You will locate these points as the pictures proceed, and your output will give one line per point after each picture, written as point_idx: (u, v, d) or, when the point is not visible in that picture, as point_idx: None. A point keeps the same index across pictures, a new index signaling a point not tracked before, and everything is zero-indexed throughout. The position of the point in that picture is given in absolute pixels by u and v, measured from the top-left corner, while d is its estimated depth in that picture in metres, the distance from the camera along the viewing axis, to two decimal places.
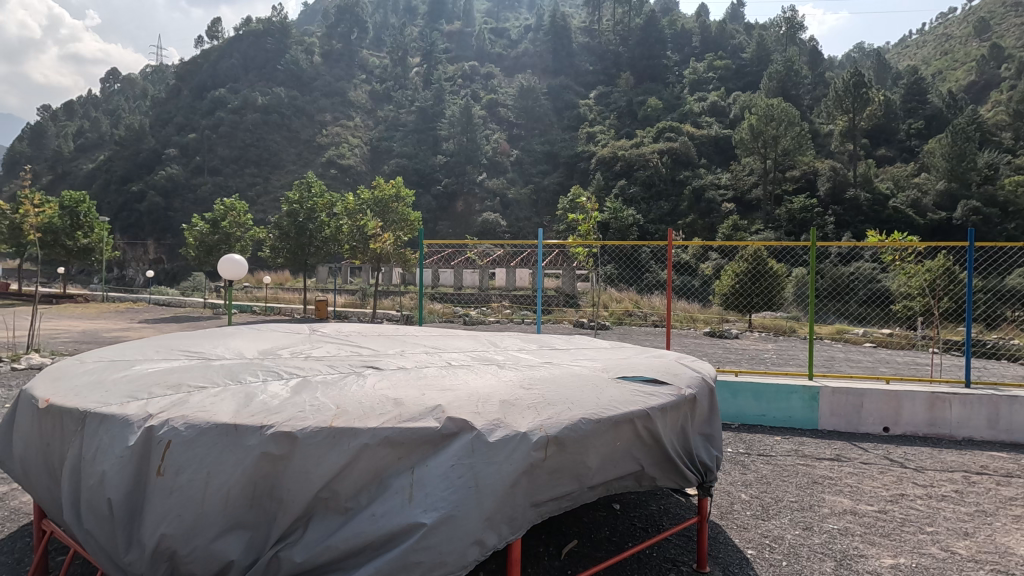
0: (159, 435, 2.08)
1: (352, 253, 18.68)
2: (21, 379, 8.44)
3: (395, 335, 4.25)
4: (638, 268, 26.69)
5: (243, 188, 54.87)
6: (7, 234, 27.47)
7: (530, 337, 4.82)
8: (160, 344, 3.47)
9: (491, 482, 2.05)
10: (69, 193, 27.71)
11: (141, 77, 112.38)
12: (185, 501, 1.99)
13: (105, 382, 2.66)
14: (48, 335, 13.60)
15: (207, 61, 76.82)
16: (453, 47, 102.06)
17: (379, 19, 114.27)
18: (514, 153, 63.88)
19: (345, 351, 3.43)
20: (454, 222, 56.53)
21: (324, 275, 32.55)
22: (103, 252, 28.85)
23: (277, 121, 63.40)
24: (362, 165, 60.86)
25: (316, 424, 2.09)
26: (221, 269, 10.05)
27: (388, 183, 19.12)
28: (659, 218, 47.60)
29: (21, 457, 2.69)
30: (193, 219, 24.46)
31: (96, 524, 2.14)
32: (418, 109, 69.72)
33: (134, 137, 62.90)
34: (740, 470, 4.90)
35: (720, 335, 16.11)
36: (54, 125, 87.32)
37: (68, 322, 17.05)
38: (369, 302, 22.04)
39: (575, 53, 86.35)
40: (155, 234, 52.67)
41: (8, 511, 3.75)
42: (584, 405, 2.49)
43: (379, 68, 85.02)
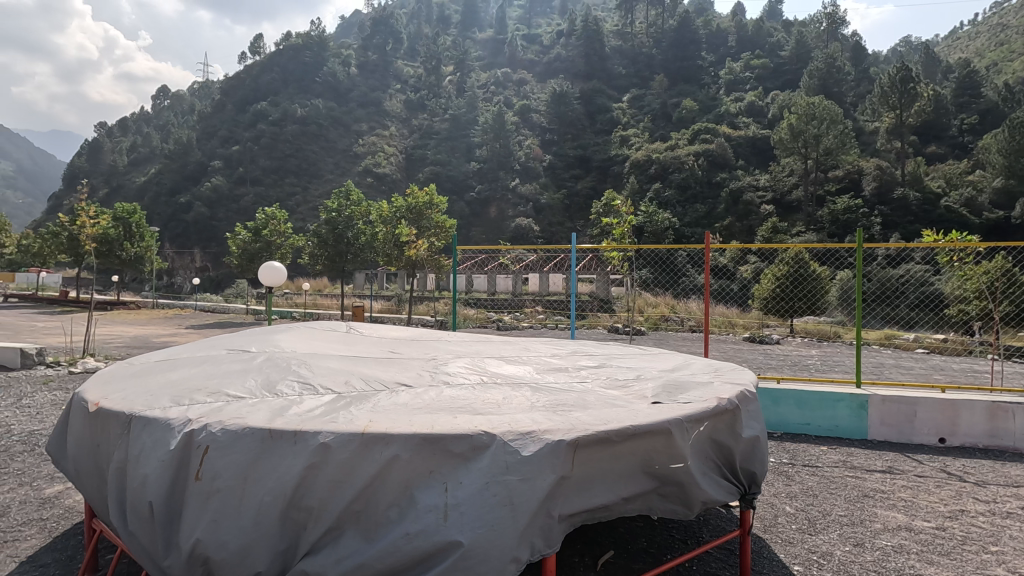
0: (199, 438, 2.10)
1: (387, 260, 19.20)
2: (79, 381, 8.86)
3: (428, 338, 4.29)
4: (675, 273, 26.47)
5: (283, 198, 56.92)
6: (67, 244, 29.09)
7: (565, 342, 4.75)
8: (203, 347, 3.56)
9: (525, 498, 2.00)
10: (122, 205, 29.24)
11: (188, 93, 117.54)
12: (222, 506, 2.02)
13: (151, 385, 2.73)
14: (103, 341, 14.23)
15: (250, 76, 79.99)
16: (485, 55, 103.18)
17: (412, 28, 115.90)
18: (548, 158, 63.78)
19: (385, 355, 3.50)
20: (487, 227, 56.89)
21: (361, 281, 33.26)
22: (152, 261, 30.01)
23: (315, 132, 65.50)
24: (397, 173, 62.16)
25: (349, 433, 2.07)
26: (262, 276, 10.29)
27: (421, 190, 18.93)
28: (695, 221, 46.84)
29: (73, 457, 2.79)
30: (237, 228, 25.35)
31: (137, 527, 2.17)
32: (452, 117, 70.63)
33: (182, 151, 66.04)
34: (784, 481, 4.71)
35: (761, 340, 15.67)
36: (110, 141, 92.30)
37: (121, 328, 17.84)
38: (405, 308, 22.50)
39: (608, 56, 86.02)
40: (201, 243, 54.86)
41: (62, 509, 3.90)
42: (616, 414, 2.38)
43: (413, 77, 86.22)
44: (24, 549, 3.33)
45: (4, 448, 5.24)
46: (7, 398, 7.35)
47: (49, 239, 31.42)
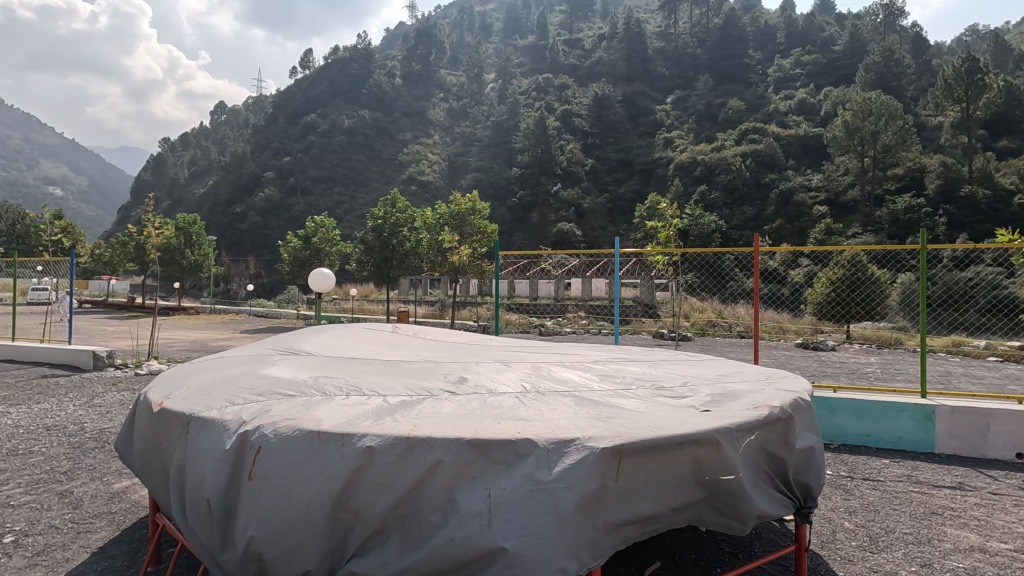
0: (252, 439, 2.18)
1: (432, 266, 19.67)
2: (144, 383, 9.38)
3: (469, 341, 4.31)
4: (722, 277, 25.89)
5: (332, 207, 59.13)
6: (134, 253, 30.97)
7: (608, 348, 4.68)
8: (257, 348, 3.70)
9: (570, 505, 1.97)
10: (184, 215, 30.85)
11: (244, 107, 123.16)
12: (272, 504, 2.08)
13: (211, 385, 2.85)
14: (166, 344, 15.04)
15: (301, 90, 83.26)
16: (527, 61, 103.79)
17: (455, 37, 117.49)
18: (590, 161, 63.62)
19: (431, 358, 3.57)
20: (529, 232, 57.13)
21: (406, 287, 33.90)
22: (210, 268, 31.42)
23: (362, 143, 67.83)
24: (441, 181, 63.31)
25: (393, 438, 2.09)
26: (311, 282, 10.65)
27: (464, 197, 19.08)
28: (743, 223, 45.50)
29: (138, 454, 2.93)
30: (289, 236, 26.27)
31: (197, 522, 2.27)
32: (494, 124, 71.35)
33: (238, 163, 69.35)
34: (843, 495, 4.47)
35: (815, 347, 15.03)
36: (174, 155, 98.05)
37: (183, 332, 18.80)
38: (448, 313, 22.79)
39: (651, 58, 84.98)
40: (255, 251, 57.53)
41: (129, 504, 4.12)
42: (662, 424, 2.30)
43: (456, 86, 87.45)
44: (95, 541, 3.53)
45: (78, 444, 5.60)
46: (82, 398, 7.88)
47: (118, 248, 33.51)
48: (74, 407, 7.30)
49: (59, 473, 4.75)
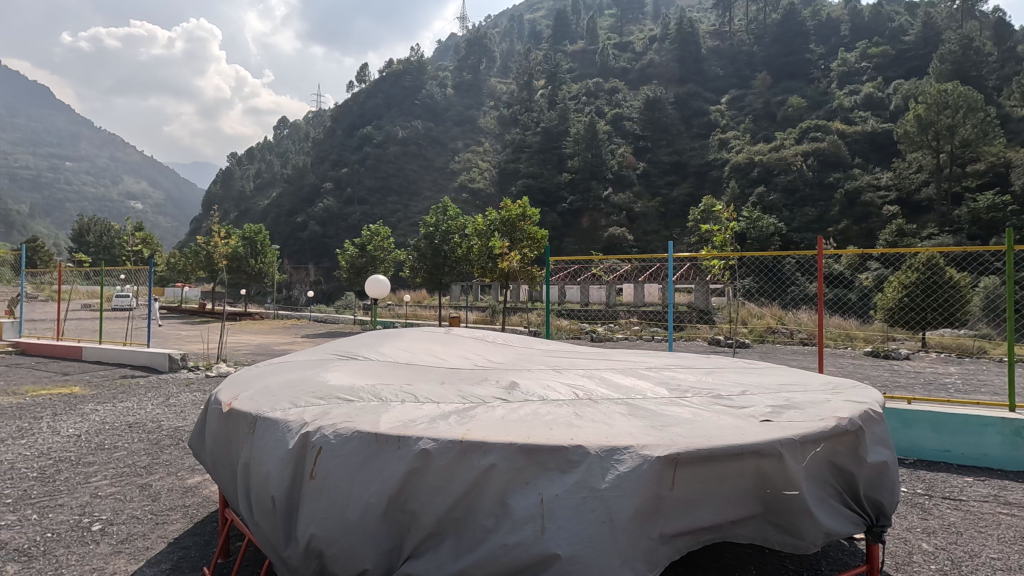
0: (313, 441, 2.26)
1: (482, 273, 19.62)
2: (215, 384, 9.99)
3: (522, 345, 4.37)
4: (782, 281, 24.86)
5: (386, 215, 61.14)
6: (205, 262, 32.97)
7: (662, 355, 4.56)
8: (317, 351, 3.83)
9: (623, 514, 1.93)
10: (249, 226, 32.41)
11: (304, 121, 129.11)
12: (334, 501, 2.15)
13: (276, 387, 2.99)
14: (234, 348, 15.93)
15: (357, 103, 86.42)
16: (577, 66, 103.73)
17: (505, 46, 118.83)
18: (641, 165, 63.11)
19: (488, 362, 3.62)
20: (580, 238, 57.01)
21: (457, 292, 34.51)
22: (273, 276, 32.80)
23: (415, 152, 70.13)
24: (491, 188, 64.04)
25: (449, 442, 2.12)
26: (368, 289, 10.99)
27: (514, 203, 18.91)
28: (805, 226, 43.61)
29: (210, 451, 3.10)
30: (345, 244, 27.15)
31: (262, 518, 2.37)
32: (544, 129, 71.43)
33: (300, 175, 72.81)
34: (920, 514, 4.18)
35: (887, 355, 14.18)
36: (241, 169, 103.95)
37: (249, 336, 19.85)
38: (498, 319, 22.98)
39: (704, 57, 83.15)
40: (315, 259, 60.29)
41: (202, 498, 4.36)
42: (717, 433, 2.22)
43: (505, 93, 88.36)
44: (172, 531, 3.77)
45: (156, 441, 6.00)
46: (159, 397, 8.42)
47: (191, 257, 35.75)
48: (152, 406, 7.83)
49: (140, 467, 5.11)
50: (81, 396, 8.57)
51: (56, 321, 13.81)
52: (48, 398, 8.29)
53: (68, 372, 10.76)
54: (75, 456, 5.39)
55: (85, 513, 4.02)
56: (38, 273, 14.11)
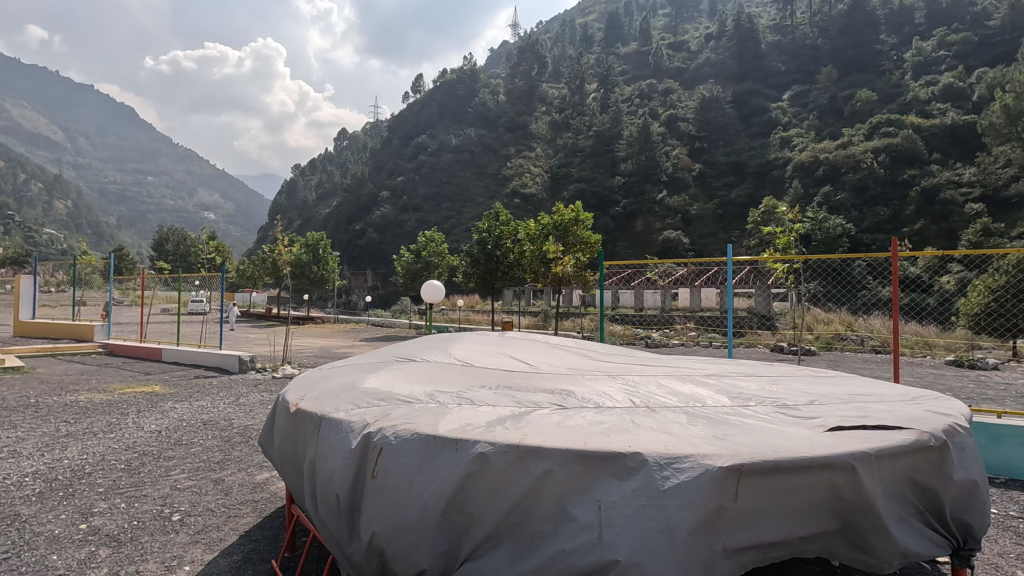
0: (374, 442, 2.32)
1: (535, 277, 19.52)
2: (281, 384, 10.49)
3: (578, 348, 4.34)
4: (852, 285, 23.58)
5: (440, 222, 62.57)
6: (272, 269, 34.80)
7: (724, 362, 4.40)
8: (377, 355, 3.93)
9: (683, 524, 1.88)
10: (312, 234, 33.87)
11: (363, 133, 133.92)
12: (392, 503, 2.20)
13: (340, 388, 3.11)
14: (298, 351, 16.69)
15: (412, 112, 88.86)
16: (629, 68, 102.57)
17: (556, 52, 118.94)
18: (697, 166, 61.60)
19: (545, 366, 3.62)
20: (633, 242, 56.32)
21: (510, 298, 34.83)
22: (333, 281, 34.03)
23: (468, 159, 71.34)
24: (543, 193, 64.19)
25: (506, 446, 2.13)
26: (424, 293, 11.25)
27: (566, 208, 18.86)
28: (876, 226, 41.26)
29: (278, 449, 3.24)
30: (402, 250, 27.92)
31: (328, 515, 2.46)
32: (596, 133, 70.89)
33: (358, 184, 75.68)
34: (1015, 539, 3.83)
35: (970, 365, 13.23)
36: (304, 179, 109.19)
37: (311, 340, 20.73)
38: (551, 324, 22.95)
39: (764, 53, 80.30)
40: (372, 265, 62.50)
41: (269, 494, 4.58)
42: (780, 443, 2.13)
43: (557, 98, 88.44)
44: (243, 525, 3.96)
45: (228, 438, 6.34)
46: (231, 397, 8.91)
47: (258, 264, 37.76)
48: (225, 405, 8.32)
49: (214, 462, 5.43)
50: (162, 394, 9.22)
51: (139, 325, 14.73)
52: (134, 396, 8.97)
53: (150, 372, 11.52)
54: (157, 450, 5.79)
55: (167, 504, 4.31)
56: (123, 280, 15.13)
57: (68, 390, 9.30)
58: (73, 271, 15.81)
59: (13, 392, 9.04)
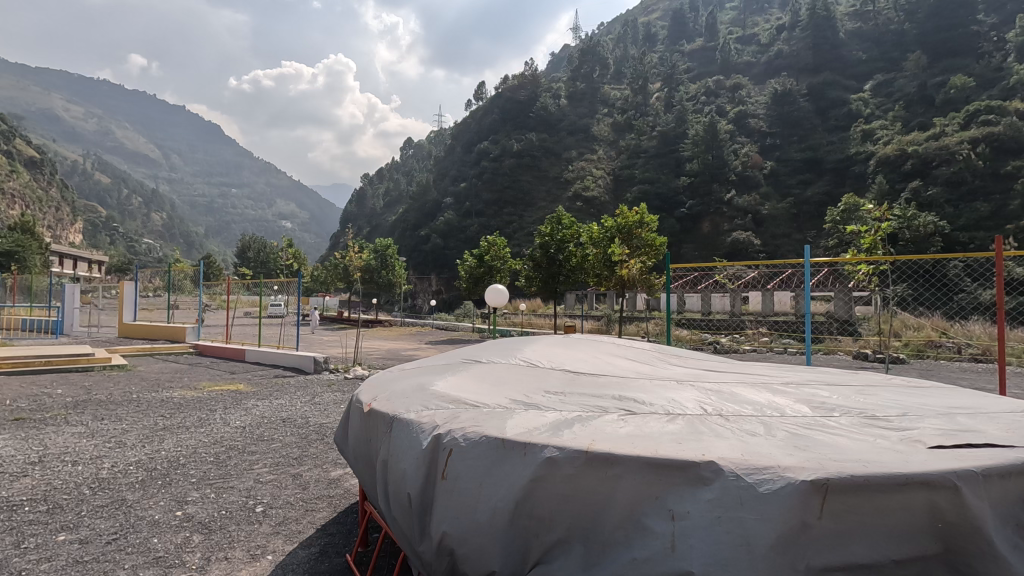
0: (444, 443, 2.37)
1: (598, 280, 19.24)
2: (352, 385, 10.93)
3: (646, 351, 4.25)
4: (947, 288, 21.74)
5: (503, 227, 63.50)
6: (343, 274, 36.45)
7: (804, 371, 4.13)
8: (444, 356, 4.01)
9: (764, 539, 1.79)
10: (380, 240, 35.15)
11: (428, 142, 137.69)
12: (461, 505, 2.24)
13: (409, 389, 3.19)
14: (367, 353, 17.39)
15: (475, 120, 90.33)
16: (694, 65, 99.69)
17: (618, 52, 117.29)
18: (769, 164, 58.99)
19: (613, 368, 3.58)
20: (700, 244, 54.73)
21: (572, 302, 34.76)
22: (400, 285, 35.12)
23: (529, 164, 71.79)
24: (606, 195, 63.56)
25: (574, 451, 2.11)
26: (488, 298, 11.40)
27: (631, 210, 18.49)
28: (974, 223, 37.90)
29: (352, 446, 3.37)
30: (465, 255, 28.43)
31: (400, 513, 2.53)
32: (660, 133, 69.42)
33: (423, 191, 77.99)
34: None
35: None
36: (373, 188, 113.65)
37: (379, 342, 21.47)
38: (615, 328, 22.63)
39: (843, 42, 75.73)
40: (437, 270, 64.33)
41: (343, 490, 4.77)
42: (864, 457, 1.98)
43: (620, 99, 87.37)
44: (319, 518, 4.16)
45: (305, 435, 6.67)
46: (307, 396, 9.37)
47: (330, 270, 39.62)
48: (303, 403, 8.79)
49: (293, 458, 5.73)
50: (246, 392, 9.85)
51: (225, 327, 15.75)
52: (221, 394, 9.64)
53: (235, 372, 12.30)
54: (242, 444, 6.19)
55: (251, 496, 4.58)
56: (211, 285, 16.17)
57: (166, 387, 10.12)
58: (168, 278, 17.04)
59: (119, 387, 9.93)
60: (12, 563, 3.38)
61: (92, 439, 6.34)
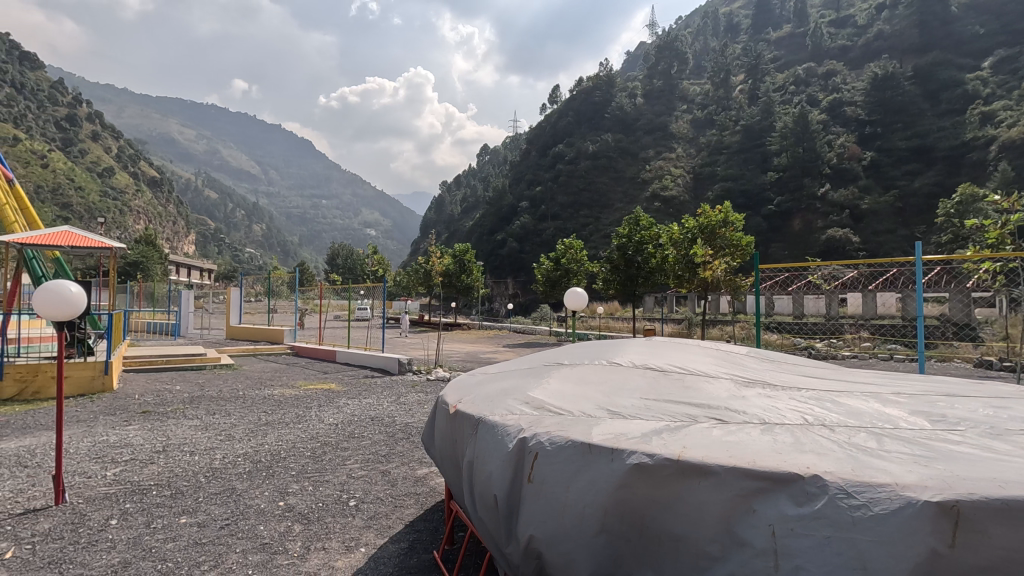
0: (530, 446, 2.39)
1: (679, 283, 18.57)
2: (435, 386, 11.27)
3: (736, 354, 4.03)
4: None
5: (579, 229, 63.28)
6: (424, 278, 37.69)
7: (920, 381, 3.75)
8: (526, 359, 4.01)
9: (881, 570, 1.63)
10: (459, 245, 36.07)
11: (503, 147, 139.24)
12: (549, 508, 2.23)
13: (494, 392, 3.23)
14: (449, 355, 17.95)
15: (550, 123, 90.31)
16: (782, 54, 94.14)
17: (698, 47, 113.17)
18: (868, 155, 54.53)
19: (702, 367, 3.44)
20: (790, 242, 51.66)
21: (651, 304, 33.95)
22: (478, 288, 35.85)
23: (606, 165, 70.78)
24: (685, 194, 61.48)
25: (664, 457, 2.04)
26: (567, 301, 11.34)
27: (714, 209, 17.76)
28: None
29: (439, 445, 3.47)
30: (542, 258, 28.51)
31: (487, 514, 2.57)
32: (744, 128, 66.14)
33: (499, 197, 79.13)
34: None
35: None
36: (451, 195, 116.50)
37: (459, 345, 22.15)
38: (696, 332, 21.86)
39: (956, 16, 68.67)
40: (513, 274, 65.30)
41: (429, 488, 4.93)
42: (997, 479, 1.75)
43: (700, 94, 84.19)
44: (408, 515, 4.31)
45: (392, 434, 6.95)
46: (393, 396, 9.79)
47: (412, 275, 41.10)
48: (390, 403, 9.20)
49: (381, 455, 6.00)
50: (338, 391, 10.45)
51: (319, 329, 16.81)
52: (316, 392, 10.25)
53: (327, 371, 13.09)
54: (336, 440, 6.57)
55: (345, 490, 4.84)
56: (305, 291, 17.27)
57: (269, 386, 10.92)
58: (268, 284, 18.40)
59: (227, 385, 10.85)
60: (143, 540, 3.77)
61: (207, 431, 6.97)
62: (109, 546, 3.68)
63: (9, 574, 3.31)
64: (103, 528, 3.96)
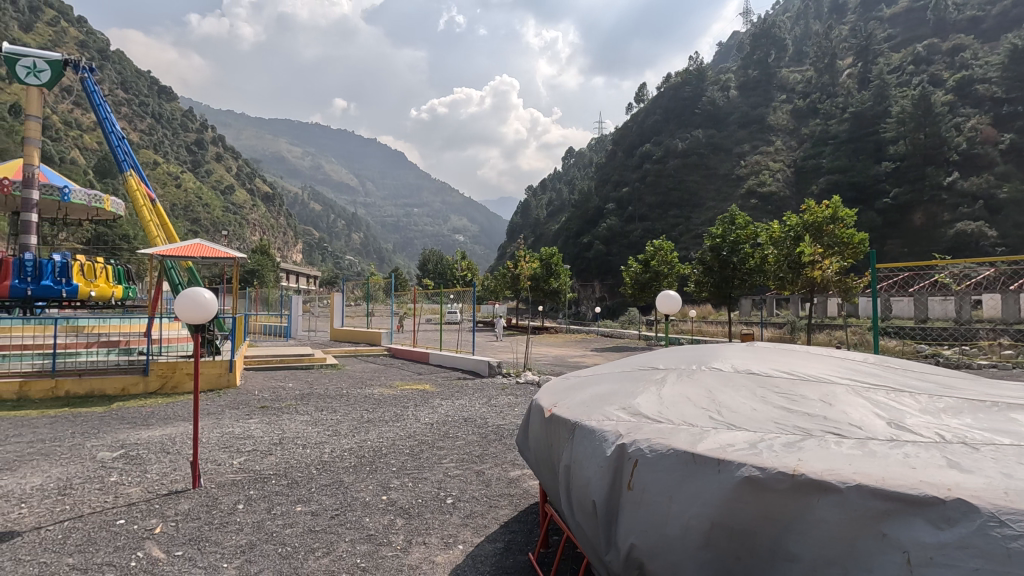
0: (630, 453, 2.34)
1: (780, 285, 17.41)
2: (524, 390, 11.36)
3: (852, 360, 3.71)
4: None
5: (668, 230, 61.45)
6: (510, 282, 38.13)
7: None
8: (620, 363, 3.93)
9: None
10: (546, 249, 36.20)
11: (589, 150, 137.71)
12: (649, 517, 2.17)
13: (589, 397, 3.20)
14: (536, 358, 18.08)
15: (637, 122, 88.18)
16: (898, 31, 85.47)
17: (799, 32, 105.70)
18: (1006, 137, 48.15)
19: (817, 372, 3.19)
20: (909, 238, 46.98)
21: (747, 307, 32.15)
22: (565, 292, 35.78)
23: (697, 162, 67.82)
24: (785, 190, 57.67)
25: (778, 470, 1.92)
26: (659, 304, 10.97)
27: (820, 205, 16.54)
28: None
29: (533, 449, 3.49)
30: (630, 260, 27.89)
31: (584, 520, 2.55)
32: (853, 115, 60.76)
33: (585, 199, 78.55)
34: None
35: None
36: (536, 199, 116.93)
37: (547, 348, 22.24)
38: (800, 337, 20.42)
39: None
40: (600, 276, 65.16)
41: (523, 490, 4.99)
42: None
43: (801, 82, 78.53)
44: (503, 515, 4.38)
45: (485, 435, 7.10)
46: (484, 398, 10.03)
47: (499, 280, 41.73)
48: (481, 404, 9.41)
49: (475, 456, 6.14)
50: (432, 392, 10.86)
51: (412, 332, 17.54)
52: (410, 393, 10.71)
53: (422, 373, 13.71)
54: (431, 440, 6.83)
55: (442, 488, 5.00)
56: (400, 295, 18.16)
57: (369, 385, 11.57)
58: (366, 289, 19.53)
59: (332, 384, 11.61)
60: (266, 525, 4.13)
61: (316, 426, 7.50)
62: (237, 528, 4.06)
63: (162, 546, 3.77)
64: (232, 511, 4.38)
